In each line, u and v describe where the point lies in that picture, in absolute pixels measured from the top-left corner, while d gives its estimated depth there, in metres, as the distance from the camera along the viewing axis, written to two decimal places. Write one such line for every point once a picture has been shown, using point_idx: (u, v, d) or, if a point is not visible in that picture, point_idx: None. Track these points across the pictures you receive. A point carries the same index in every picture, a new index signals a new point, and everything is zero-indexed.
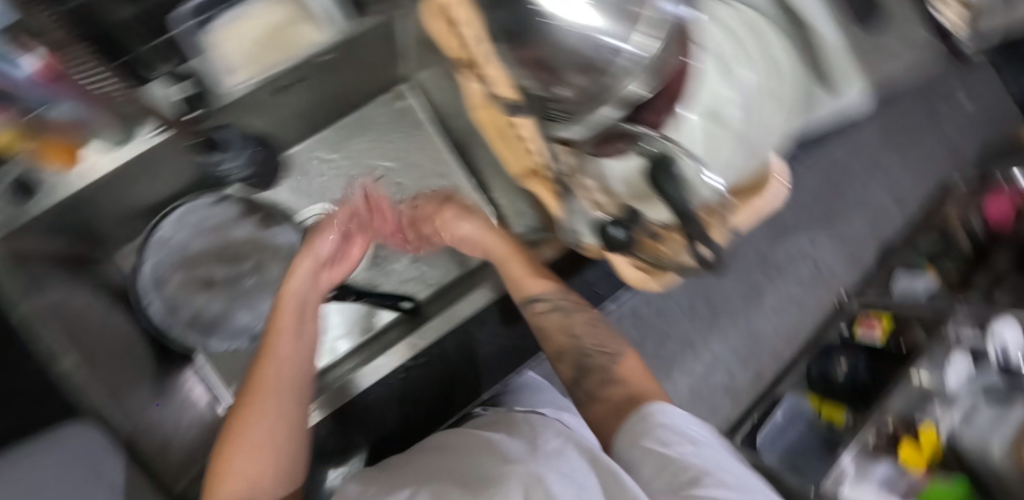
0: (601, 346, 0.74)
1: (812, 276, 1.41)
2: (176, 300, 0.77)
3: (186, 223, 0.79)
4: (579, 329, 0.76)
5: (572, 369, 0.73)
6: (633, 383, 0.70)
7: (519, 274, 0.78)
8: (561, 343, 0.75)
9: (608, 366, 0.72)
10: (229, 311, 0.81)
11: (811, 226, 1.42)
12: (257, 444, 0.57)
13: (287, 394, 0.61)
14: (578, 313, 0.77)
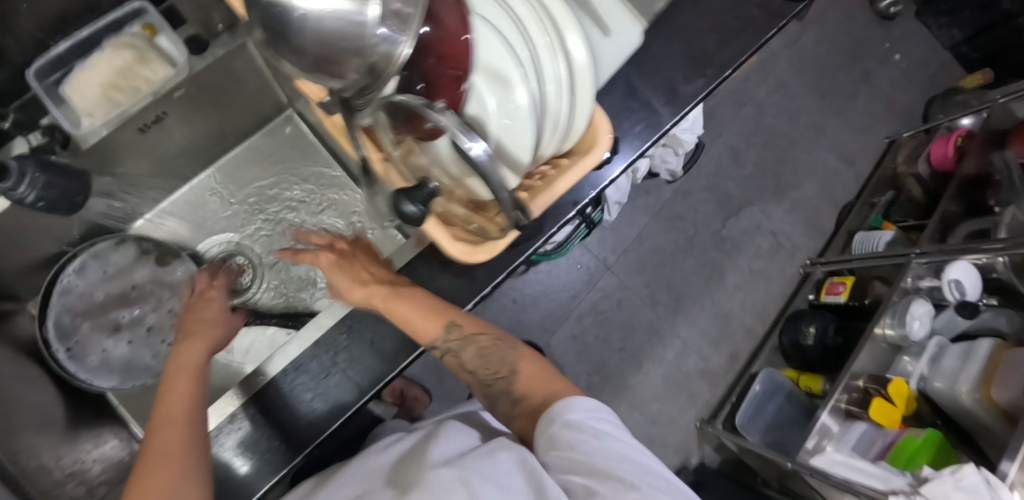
0: (498, 372, 0.57)
1: (771, 247, 1.39)
2: (77, 348, 0.67)
3: (95, 263, 0.70)
4: (483, 372, 0.58)
5: (483, 401, 0.58)
6: (542, 389, 0.55)
7: (410, 317, 0.55)
8: (466, 377, 0.59)
9: (509, 388, 0.56)
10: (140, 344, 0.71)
11: (762, 198, 1.40)
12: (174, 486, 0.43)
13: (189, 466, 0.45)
14: (468, 348, 0.58)
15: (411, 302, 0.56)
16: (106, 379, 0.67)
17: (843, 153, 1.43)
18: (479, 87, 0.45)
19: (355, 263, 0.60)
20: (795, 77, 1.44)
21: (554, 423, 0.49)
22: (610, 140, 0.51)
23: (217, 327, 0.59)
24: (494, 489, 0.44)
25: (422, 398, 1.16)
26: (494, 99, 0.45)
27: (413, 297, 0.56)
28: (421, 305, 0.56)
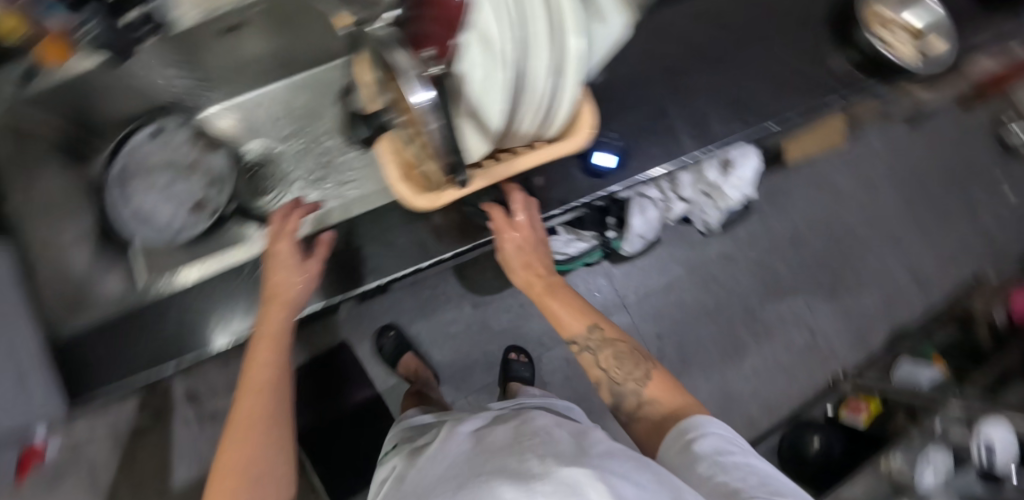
0: (631, 373, 0.62)
1: (804, 345, 1.29)
2: (121, 193, 0.79)
3: (156, 131, 0.81)
4: (615, 373, 0.63)
5: (609, 395, 0.63)
6: (667, 401, 0.58)
7: (561, 309, 0.67)
8: (596, 373, 0.64)
9: (637, 391, 0.60)
10: (159, 208, 0.79)
11: (811, 291, 1.30)
12: (254, 458, 0.56)
13: (277, 422, 0.59)
14: (603, 351, 0.64)
15: (559, 298, 0.67)
16: (131, 224, 0.77)
17: (917, 272, 1.30)
18: (469, 46, 0.48)
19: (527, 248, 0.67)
20: (889, 178, 1.33)
21: (681, 441, 0.52)
22: (592, 135, 0.53)
23: (302, 282, 0.64)
24: (626, 482, 0.42)
25: (433, 379, 1.18)
26: (478, 62, 0.48)
27: (559, 297, 0.68)
28: (570, 304, 0.67)
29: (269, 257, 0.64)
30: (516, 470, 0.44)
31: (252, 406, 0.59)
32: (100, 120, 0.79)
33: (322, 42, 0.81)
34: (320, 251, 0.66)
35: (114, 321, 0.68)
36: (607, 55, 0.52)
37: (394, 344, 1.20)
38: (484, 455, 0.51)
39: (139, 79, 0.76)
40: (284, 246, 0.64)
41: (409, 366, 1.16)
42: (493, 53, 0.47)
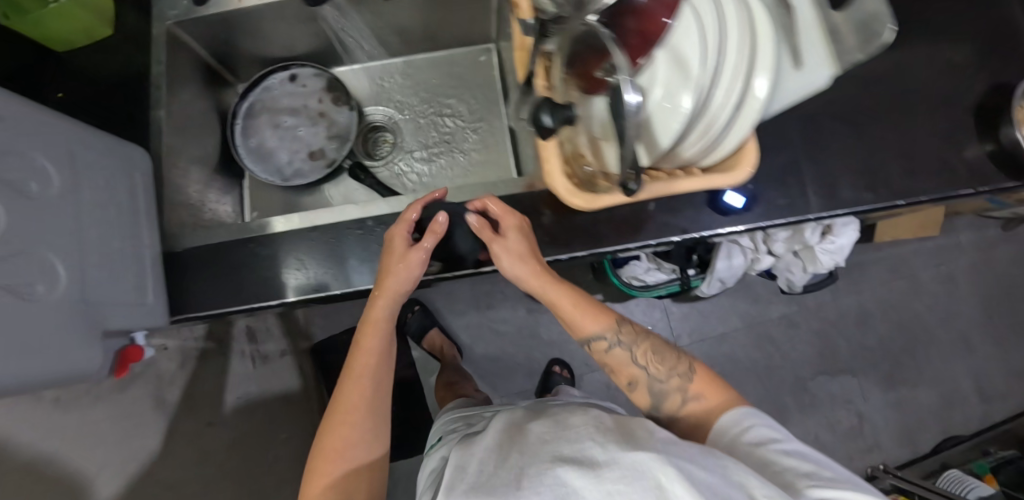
0: (672, 370, 0.65)
1: (849, 429, 1.24)
2: (247, 128, 0.83)
3: (289, 77, 0.84)
4: (655, 370, 0.65)
5: (648, 395, 0.66)
6: (711, 400, 0.63)
7: (583, 317, 0.66)
8: (630, 372, 0.66)
9: (681, 389, 0.64)
10: (280, 149, 0.83)
11: (869, 375, 1.26)
12: (354, 439, 0.62)
13: (375, 400, 0.64)
14: (640, 348, 0.66)
15: (560, 288, 0.64)
16: (253, 159, 0.82)
17: (981, 383, 1.25)
18: (660, 63, 0.50)
19: (530, 245, 0.63)
20: (972, 280, 1.29)
21: (729, 426, 0.58)
22: (749, 174, 0.53)
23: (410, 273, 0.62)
24: (691, 465, 0.44)
25: (458, 359, 1.20)
26: (665, 80, 0.50)
27: (566, 295, 0.65)
28: (581, 301, 0.66)
29: (385, 252, 0.63)
30: (579, 451, 0.45)
31: (352, 392, 0.63)
32: (245, 54, 0.83)
33: (467, 24, 0.83)
34: (430, 240, 0.62)
35: (226, 245, 0.67)
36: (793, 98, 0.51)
37: (419, 321, 1.22)
38: (535, 430, 0.51)
39: (293, 23, 0.79)
40: (399, 241, 0.63)
41: (434, 342, 1.20)
42: (683, 76, 0.49)
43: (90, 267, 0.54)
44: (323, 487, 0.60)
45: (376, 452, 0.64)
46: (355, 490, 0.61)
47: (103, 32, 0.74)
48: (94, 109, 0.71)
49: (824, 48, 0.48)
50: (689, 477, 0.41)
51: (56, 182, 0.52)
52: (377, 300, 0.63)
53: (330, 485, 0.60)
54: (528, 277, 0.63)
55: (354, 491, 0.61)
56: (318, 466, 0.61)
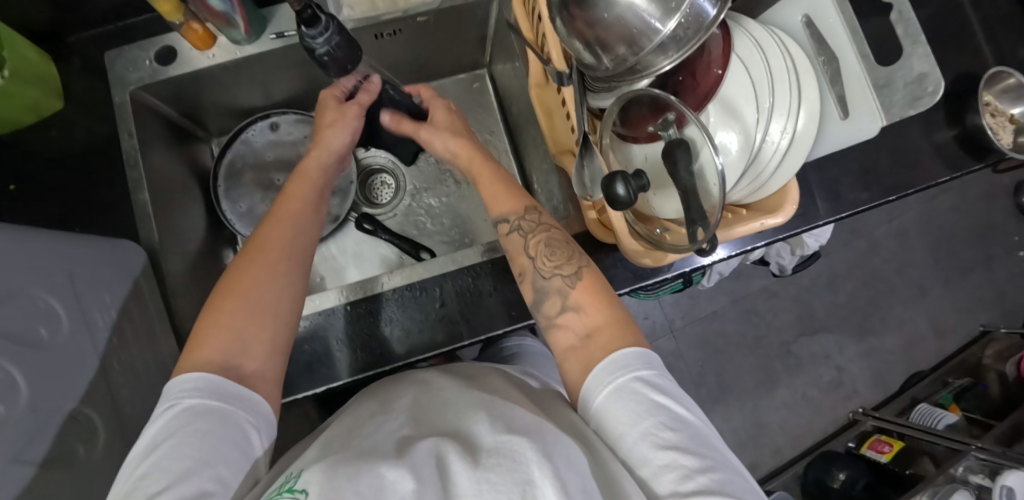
0: (560, 266, 0.52)
1: (830, 381, 1.34)
2: (233, 191, 0.76)
3: (273, 130, 0.77)
4: (542, 262, 0.53)
5: (531, 292, 0.53)
6: (596, 315, 0.48)
7: (490, 192, 0.58)
8: (522, 262, 0.54)
9: (562, 290, 0.51)
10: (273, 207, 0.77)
11: (842, 330, 1.37)
12: (259, 298, 0.47)
13: (284, 276, 0.50)
14: (535, 235, 0.54)
15: (478, 161, 0.60)
16: (245, 224, 0.75)
17: (935, 324, 1.39)
18: (714, 116, 0.51)
19: (458, 123, 0.65)
20: (919, 233, 1.42)
21: (597, 386, 0.43)
22: (793, 210, 0.54)
23: (347, 131, 0.60)
24: (575, 472, 0.35)
25: None
26: (721, 131, 0.51)
27: (494, 172, 0.59)
28: (504, 179, 0.59)
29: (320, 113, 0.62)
30: (466, 435, 0.38)
31: (271, 231, 0.52)
32: (215, 109, 0.75)
33: (458, 53, 0.79)
34: (366, 99, 0.61)
35: None
36: (833, 142, 0.54)
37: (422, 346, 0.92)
38: (463, 398, 0.45)
39: (274, 71, 0.71)
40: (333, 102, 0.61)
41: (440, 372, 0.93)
42: (733, 126, 0.51)
43: (116, 397, 0.48)
44: (222, 334, 0.45)
45: (288, 315, 0.49)
46: (256, 351, 0.46)
47: (53, 106, 0.64)
48: (60, 202, 0.63)
49: (868, 99, 0.51)
50: (564, 476, 0.34)
51: (64, 321, 0.46)
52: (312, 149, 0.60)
53: (230, 334, 0.45)
54: (459, 151, 0.61)
55: (250, 356, 0.45)
56: (216, 310, 0.46)
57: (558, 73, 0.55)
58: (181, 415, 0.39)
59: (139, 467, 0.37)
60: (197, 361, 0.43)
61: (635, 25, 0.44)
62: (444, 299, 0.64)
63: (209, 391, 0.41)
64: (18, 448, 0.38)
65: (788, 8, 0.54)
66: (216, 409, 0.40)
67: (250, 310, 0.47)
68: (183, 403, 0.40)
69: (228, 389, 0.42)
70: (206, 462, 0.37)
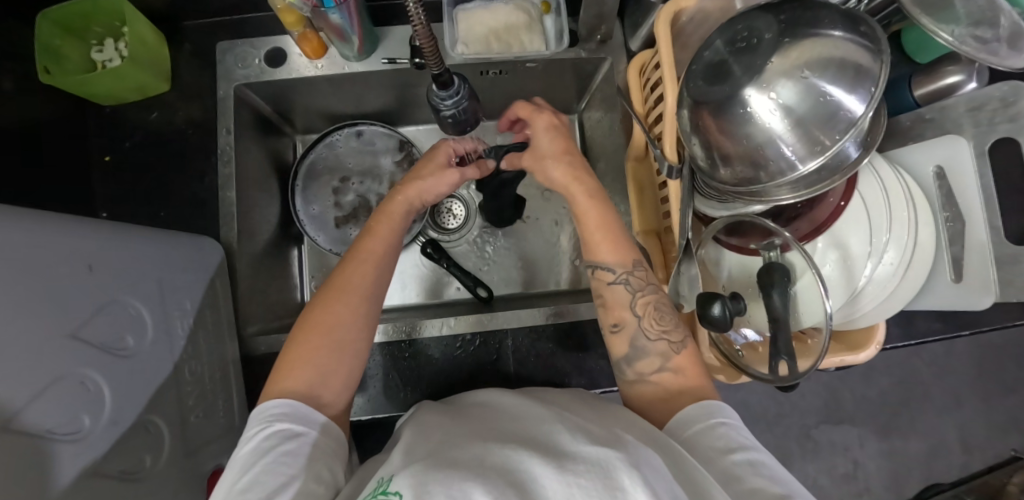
0: (668, 332, 0.51)
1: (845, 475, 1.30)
2: (310, 192, 0.77)
3: (360, 141, 0.78)
4: (649, 325, 0.51)
5: (626, 345, 0.52)
6: (692, 379, 0.49)
7: (598, 237, 0.53)
8: (621, 314, 0.52)
9: (665, 354, 0.50)
10: (342, 215, 0.77)
11: None
12: (342, 336, 0.47)
13: (364, 313, 0.49)
14: (644, 294, 0.52)
15: (585, 194, 0.54)
16: (315, 229, 0.76)
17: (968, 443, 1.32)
18: (823, 252, 0.50)
19: (565, 141, 0.56)
20: None
21: (688, 422, 0.45)
22: (877, 349, 0.52)
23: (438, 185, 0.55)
24: (661, 478, 0.34)
25: None
26: (826, 263, 0.50)
27: (595, 217, 0.53)
28: (612, 221, 0.54)
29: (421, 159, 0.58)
30: (546, 442, 0.38)
31: (352, 268, 0.50)
32: (306, 110, 0.75)
33: (554, 97, 0.78)
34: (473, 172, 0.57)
35: None
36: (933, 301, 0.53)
37: None
38: (530, 411, 0.44)
39: (375, 87, 0.71)
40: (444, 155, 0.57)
41: None
42: (836, 259, 0.50)
43: (182, 403, 0.50)
44: (304, 366, 0.46)
45: (365, 349, 0.49)
46: (335, 383, 0.46)
47: (160, 89, 0.66)
48: (150, 185, 0.64)
49: (987, 271, 0.49)
50: (654, 485, 0.33)
51: (149, 330, 0.47)
52: (399, 190, 0.55)
53: (313, 367, 0.46)
54: (565, 182, 0.54)
55: (327, 387, 0.46)
56: (297, 346, 0.47)
57: (670, 163, 0.53)
58: (274, 438, 0.41)
59: (235, 486, 0.38)
60: (280, 391, 0.44)
61: (773, 155, 0.43)
62: (499, 353, 0.65)
63: (296, 415, 0.42)
64: (97, 462, 0.40)
65: (921, 155, 0.53)
66: (304, 431, 0.42)
67: (330, 347, 0.47)
68: (274, 426, 0.41)
69: (311, 414, 0.43)
70: (302, 481, 0.38)
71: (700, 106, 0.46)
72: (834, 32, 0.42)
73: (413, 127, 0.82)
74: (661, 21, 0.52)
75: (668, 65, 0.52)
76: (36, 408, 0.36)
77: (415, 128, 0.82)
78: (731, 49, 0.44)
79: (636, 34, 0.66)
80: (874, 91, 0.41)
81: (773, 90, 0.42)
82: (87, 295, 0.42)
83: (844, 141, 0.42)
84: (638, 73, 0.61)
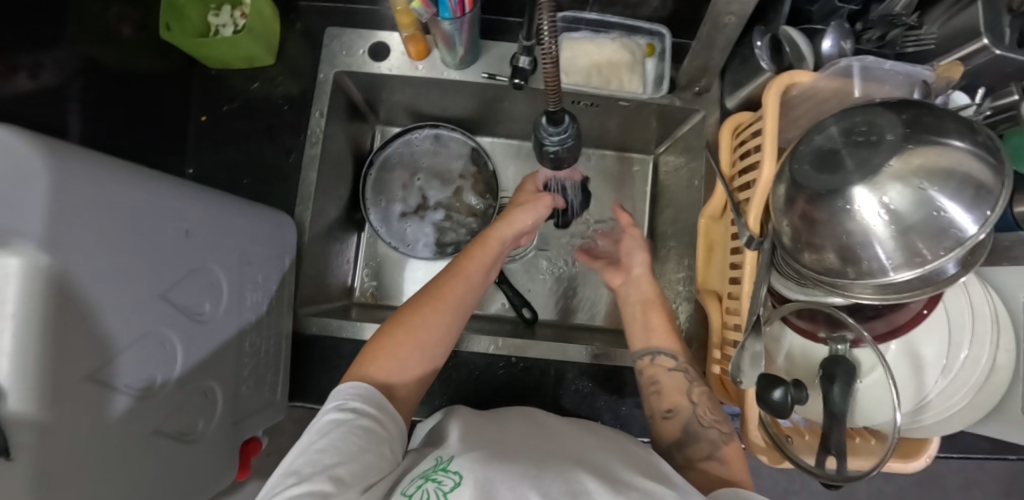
0: (721, 421, 0.52)
1: None
2: (381, 183, 0.78)
3: (438, 143, 0.79)
4: (702, 411, 0.53)
5: (679, 429, 0.52)
6: (736, 470, 0.48)
7: (656, 322, 0.59)
8: (678, 399, 0.54)
9: (716, 440, 0.50)
10: (405, 211, 0.78)
11: None
12: (428, 339, 0.51)
13: (450, 324, 0.52)
14: (699, 386, 0.55)
15: (653, 289, 0.62)
16: (378, 219, 0.76)
17: None
18: (895, 354, 0.49)
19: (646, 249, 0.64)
20: None
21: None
22: (924, 462, 0.52)
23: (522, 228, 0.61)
24: None
25: None
26: (898, 370, 0.49)
27: (662, 310, 0.60)
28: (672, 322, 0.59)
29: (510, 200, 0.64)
30: (591, 467, 0.38)
31: (449, 282, 0.54)
32: (393, 104, 0.76)
33: (636, 135, 0.77)
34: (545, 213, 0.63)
35: (354, 341, 0.64)
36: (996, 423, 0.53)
37: None
38: (576, 438, 0.44)
39: (465, 96, 0.72)
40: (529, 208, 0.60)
41: None
42: (911, 367, 0.49)
43: (238, 371, 0.52)
44: (388, 358, 0.49)
45: (439, 356, 0.53)
46: (407, 384, 0.49)
47: (265, 62, 0.68)
48: (238, 152, 0.67)
49: None
50: None
51: (223, 298, 0.49)
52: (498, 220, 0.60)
53: (395, 362, 0.49)
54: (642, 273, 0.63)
55: (401, 383, 0.49)
56: (387, 339, 0.50)
57: (752, 236, 0.52)
58: (349, 413, 0.43)
59: (310, 447, 0.40)
60: (362, 374, 0.47)
61: (866, 255, 0.43)
62: (538, 381, 0.65)
63: (369, 396, 0.45)
64: (159, 424, 0.42)
65: (1010, 277, 0.52)
66: (373, 413, 0.44)
67: (417, 346, 0.50)
68: (350, 403, 0.44)
69: (384, 402, 0.45)
70: (371, 456, 0.41)
71: (798, 190, 0.45)
72: (953, 141, 0.41)
73: (490, 138, 0.83)
74: (771, 93, 0.51)
75: (770, 138, 0.51)
76: (121, 362, 0.38)
77: (491, 138, 0.83)
78: (847, 141, 0.44)
79: (734, 93, 0.65)
80: (989, 215, 0.41)
81: (887, 194, 0.41)
82: (179, 258, 0.43)
83: (947, 258, 0.41)
84: (730, 134, 0.61)
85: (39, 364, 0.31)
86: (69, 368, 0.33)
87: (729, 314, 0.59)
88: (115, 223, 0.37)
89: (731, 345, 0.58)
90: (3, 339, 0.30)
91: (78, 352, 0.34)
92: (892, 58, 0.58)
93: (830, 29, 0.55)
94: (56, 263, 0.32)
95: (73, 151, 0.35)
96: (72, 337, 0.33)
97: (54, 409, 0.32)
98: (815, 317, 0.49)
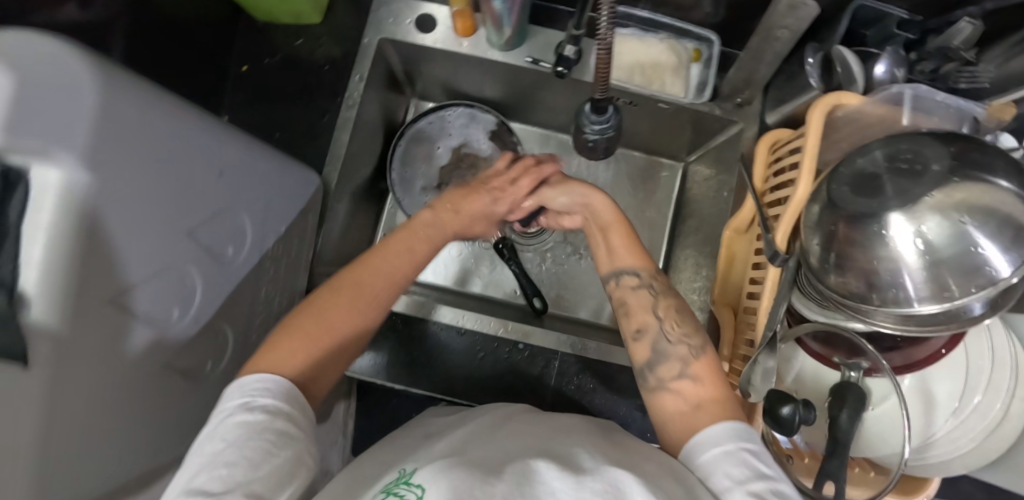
0: (690, 337, 0.47)
1: None
2: (409, 155, 0.77)
3: (469, 122, 0.78)
4: (669, 326, 0.48)
5: (649, 351, 0.48)
6: (710, 390, 0.44)
7: (616, 242, 0.53)
8: (644, 318, 0.49)
9: (685, 357, 0.46)
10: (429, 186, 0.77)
11: None
12: (344, 327, 0.46)
13: (370, 313, 0.48)
14: (664, 299, 0.50)
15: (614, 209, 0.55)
16: (401, 191, 0.76)
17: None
18: (908, 389, 0.48)
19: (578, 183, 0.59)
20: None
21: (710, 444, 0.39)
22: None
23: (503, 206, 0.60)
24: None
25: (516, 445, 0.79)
26: (911, 405, 0.48)
27: (622, 228, 0.54)
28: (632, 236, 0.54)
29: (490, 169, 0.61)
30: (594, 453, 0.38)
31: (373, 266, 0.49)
32: (431, 78, 0.76)
33: (669, 140, 0.77)
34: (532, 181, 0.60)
35: None
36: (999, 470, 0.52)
37: None
38: (579, 426, 0.44)
39: (504, 78, 0.72)
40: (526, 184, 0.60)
41: None
42: (923, 404, 0.48)
43: (250, 318, 0.52)
44: (296, 354, 0.43)
45: (356, 346, 0.48)
46: (323, 378, 0.45)
47: (312, 20, 0.68)
48: (273, 105, 0.68)
49: None
50: None
51: (245, 245, 0.49)
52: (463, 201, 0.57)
53: (310, 358, 0.44)
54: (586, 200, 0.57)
55: (313, 379, 0.44)
56: (298, 330, 0.45)
57: (777, 251, 0.51)
58: (260, 414, 0.38)
59: (216, 458, 0.35)
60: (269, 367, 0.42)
61: (895, 283, 0.42)
62: (543, 370, 0.65)
63: (283, 394, 0.40)
64: (171, 357, 0.42)
65: None
66: (288, 411, 0.39)
67: (331, 336, 0.46)
68: (259, 401, 0.38)
69: (297, 396, 0.41)
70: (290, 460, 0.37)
71: (833, 209, 0.45)
72: (999, 180, 0.40)
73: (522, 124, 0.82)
74: (817, 110, 0.51)
75: (809, 155, 0.50)
76: (139, 293, 0.38)
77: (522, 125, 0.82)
78: (890, 166, 0.43)
79: (776, 109, 0.64)
80: None
81: (926, 224, 0.40)
82: (206, 198, 0.43)
83: (976, 297, 0.41)
84: (767, 149, 0.60)
85: (64, 281, 0.31)
86: (91, 288, 0.33)
87: (743, 327, 0.59)
88: (153, 153, 0.37)
89: (740, 358, 0.59)
90: (33, 249, 0.30)
91: (101, 274, 0.34)
92: (944, 91, 0.57)
93: (884, 54, 0.55)
94: (93, 183, 0.32)
95: (122, 74, 0.35)
96: (98, 259, 0.33)
97: (74, 324, 0.32)
98: (832, 336, 0.48)
